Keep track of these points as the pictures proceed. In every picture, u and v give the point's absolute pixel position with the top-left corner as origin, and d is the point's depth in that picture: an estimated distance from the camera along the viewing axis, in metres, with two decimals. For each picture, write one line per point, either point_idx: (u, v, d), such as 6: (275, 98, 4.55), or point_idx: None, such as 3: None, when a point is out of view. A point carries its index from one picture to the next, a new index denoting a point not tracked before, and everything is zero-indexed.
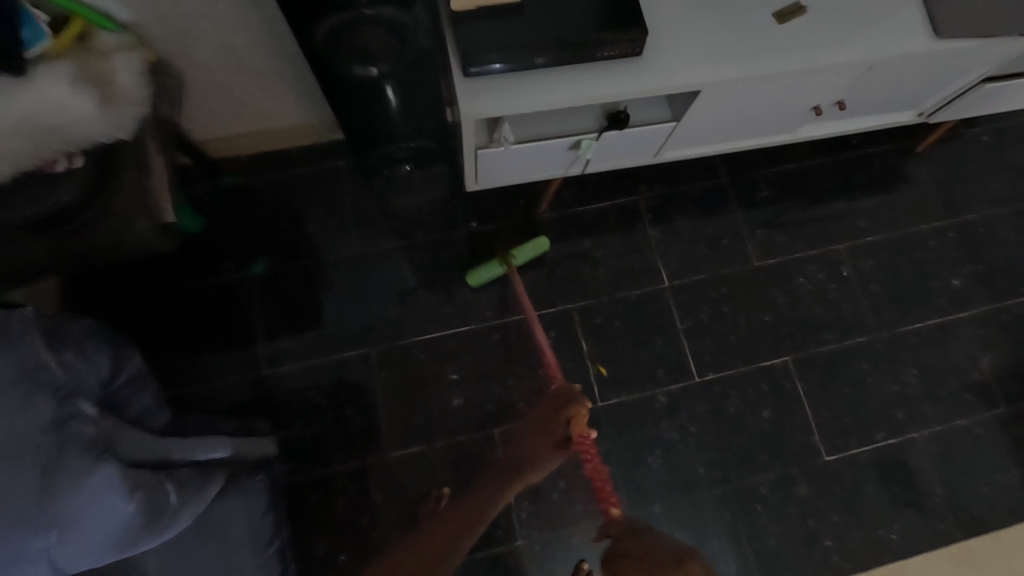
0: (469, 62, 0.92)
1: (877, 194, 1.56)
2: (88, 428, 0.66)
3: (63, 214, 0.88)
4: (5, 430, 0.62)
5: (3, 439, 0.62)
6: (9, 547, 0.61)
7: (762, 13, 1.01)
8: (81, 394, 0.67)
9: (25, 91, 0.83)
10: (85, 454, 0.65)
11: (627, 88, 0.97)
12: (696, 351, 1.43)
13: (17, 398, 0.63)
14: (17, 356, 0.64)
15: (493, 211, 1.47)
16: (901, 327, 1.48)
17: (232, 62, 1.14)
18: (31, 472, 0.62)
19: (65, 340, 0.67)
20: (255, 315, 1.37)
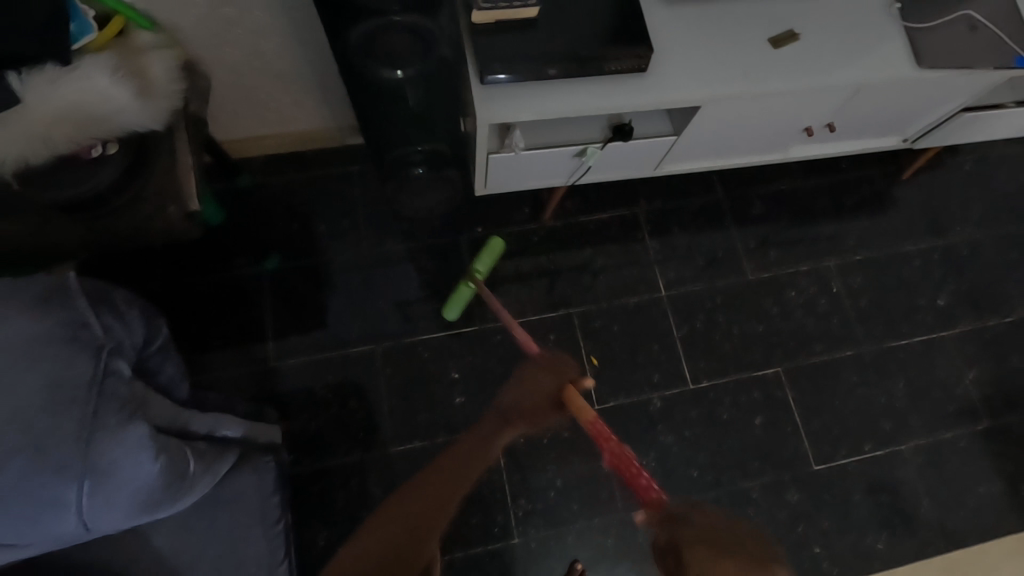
0: (487, 71, 0.98)
1: (865, 214, 1.64)
2: (122, 387, 0.70)
3: (98, 199, 0.95)
4: (46, 382, 0.65)
5: (42, 392, 0.65)
6: (41, 496, 0.64)
7: (758, 38, 1.09)
8: (120, 355, 0.72)
9: (70, 78, 0.87)
10: (119, 413, 0.68)
11: (631, 101, 1.04)
12: (691, 358, 1.48)
13: (59, 354, 0.67)
14: (64, 315, 0.68)
15: (499, 217, 1.53)
16: (888, 342, 1.54)
17: (259, 64, 1.20)
18: (67, 427, 0.65)
19: (106, 305, 0.72)
20: (264, 310, 1.41)
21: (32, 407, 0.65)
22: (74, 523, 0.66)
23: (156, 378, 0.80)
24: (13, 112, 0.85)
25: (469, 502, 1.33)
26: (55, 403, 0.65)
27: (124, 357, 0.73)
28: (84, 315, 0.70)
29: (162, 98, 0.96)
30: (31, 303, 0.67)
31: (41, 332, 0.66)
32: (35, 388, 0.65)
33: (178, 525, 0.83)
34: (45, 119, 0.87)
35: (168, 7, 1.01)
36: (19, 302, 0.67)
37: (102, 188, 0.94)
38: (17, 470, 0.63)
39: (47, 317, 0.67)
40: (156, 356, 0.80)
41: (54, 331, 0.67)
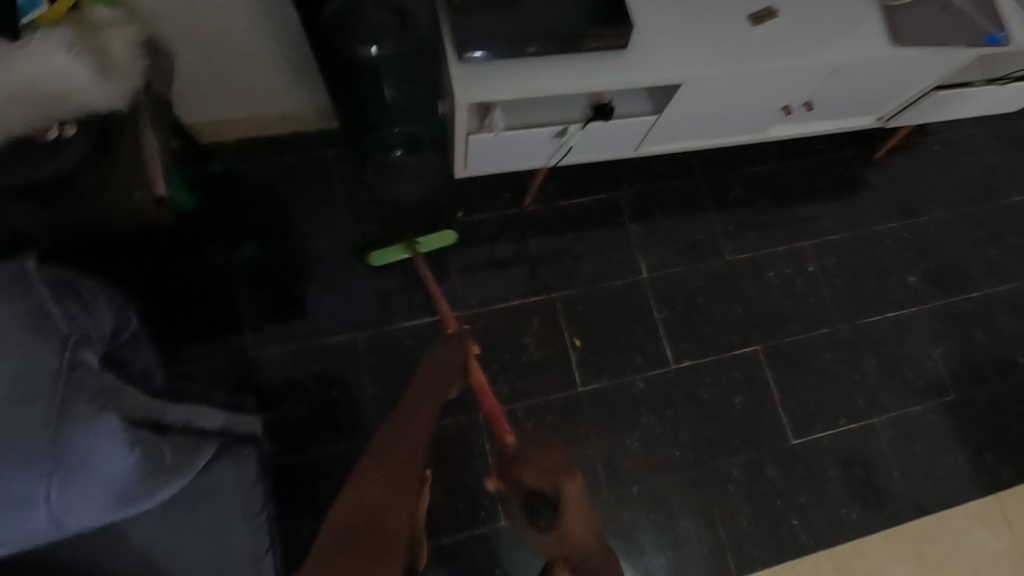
0: (466, 48, 0.95)
1: (841, 195, 1.66)
2: (92, 378, 0.67)
3: (59, 184, 0.89)
4: (9, 374, 0.62)
5: (5, 384, 0.62)
6: (11, 492, 0.61)
7: (739, 16, 1.08)
8: (87, 345, 0.68)
9: (21, 56, 0.84)
10: (89, 404, 0.65)
11: (613, 79, 1.02)
12: (672, 340, 1.50)
13: (22, 345, 0.63)
14: (23, 303, 0.65)
15: (480, 202, 1.51)
16: (862, 320, 1.58)
17: (227, 43, 1.15)
18: (35, 421, 0.62)
19: (73, 292, 0.69)
20: (242, 299, 1.37)
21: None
22: (45, 519, 0.63)
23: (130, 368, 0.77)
24: None
25: (455, 488, 1.32)
26: (19, 394, 0.62)
27: (93, 345, 0.69)
28: (46, 301, 0.66)
29: (123, 76, 0.91)
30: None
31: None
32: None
33: (158, 518, 0.81)
34: None
35: None
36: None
37: (62, 172, 0.89)
38: None
39: (5, 306, 0.64)
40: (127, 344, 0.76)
41: (17, 318, 0.64)
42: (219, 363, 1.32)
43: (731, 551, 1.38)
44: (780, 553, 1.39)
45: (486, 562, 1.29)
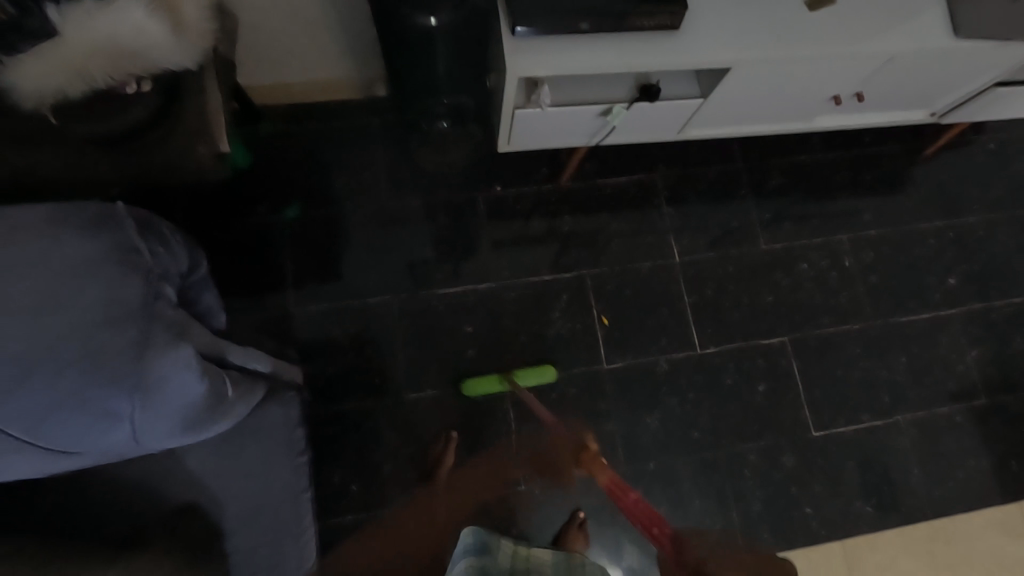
0: (518, 21, 0.96)
1: (882, 190, 1.63)
2: (169, 310, 0.73)
3: (131, 132, 0.96)
4: (101, 299, 0.69)
5: (97, 307, 0.68)
6: (99, 405, 0.68)
7: (794, 1, 1.07)
8: (165, 279, 0.75)
9: (105, 11, 0.88)
10: (168, 333, 0.71)
11: (662, 59, 1.03)
12: (699, 324, 1.51)
13: (113, 275, 0.70)
14: (114, 237, 0.71)
15: (517, 177, 1.53)
16: (894, 317, 1.56)
17: (284, 8, 1.19)
18: (122, 343, 0.68)
19: (153, 232, 0.76)
20: (285, 258, 1.44)
21: (85, 322, 0.68)
22: (126, 433, 0.70)
23: (195, 307, 0.84)
24: (50, 44, 0.88)
25: (478, 452, 1.39)
26: (108, 319, 0.68)
27: (169, 281, 0.76)
28: (131, 238, 0.73)
29: (194, 34, 0.97)
30: (81, 224, 0.70)
31: (94, 252, 0.70)
32: (92, 305, 0.68)
33: (208, 451, 0.88)
34: (81, 53, 0.89)
35: None
36: (71, 223, 0.70)
37: (136, 121, 0.95)
38: (70, 380, 0.67)
39: (100, 239, 0.71)
40: (193, 284, 0.83)
41: (109, 250, 0.70)
42: (262, 318, 1.40)
43: (742, 532, 1.41)
44: (791, 539, 1.42)
45: (503, 522, 1.36)
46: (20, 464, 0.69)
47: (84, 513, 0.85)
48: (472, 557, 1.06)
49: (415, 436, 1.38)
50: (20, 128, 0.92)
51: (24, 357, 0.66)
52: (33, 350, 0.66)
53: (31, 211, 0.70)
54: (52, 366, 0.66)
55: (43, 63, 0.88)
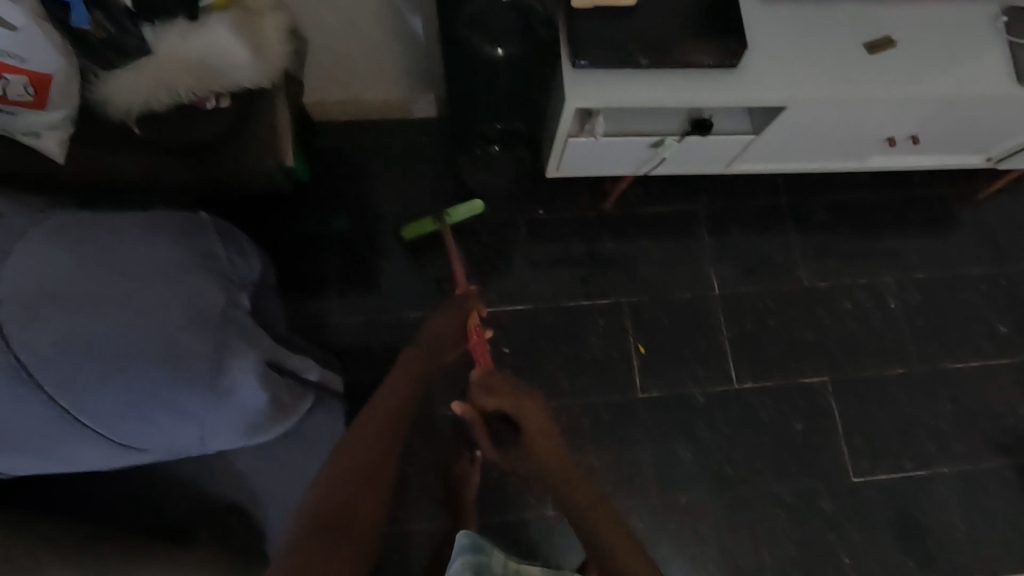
0: (580, 54, 0.99)
1: (931, 232, 1.60)
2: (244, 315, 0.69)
3: (206, 144, 1.02)
4: (179, 299, 0.65)
5: (173, 307, 0.64)
6: (173, 407, 0.63)
7: (853, 44, 1.08)
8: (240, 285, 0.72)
9: (197, 34, 0.95)
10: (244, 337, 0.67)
11: (717, 96, 1.04)
12: (738, 358, 1.49)
13: (193, 276, 0.67)
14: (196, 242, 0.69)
15: (560, 201, 1.55)
16: (941, 363, 1.52)
17: (353, 33, 1.26)
18: (199, 345, 0.64)
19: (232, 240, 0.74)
20: (331, 268, 1.48)
21: (169, 322, 0.63)
22: (195, 434, 0.66)
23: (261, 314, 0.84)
24: (145, 62, 0.95)
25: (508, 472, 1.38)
26: (192, 321, 0.64)
27: (246, 288, 0.73)
28: (215, 245, 0.71)
29: (274, 58, 1.02)
30: (175, 232, 0.68)
31: (174, 256, 0.66)
32: (169, 304, 0.64)
33: (255, 460, 0.88)
34: (171, 71, 0.95)
35: None
36: (164, 230, 0.68)
37: (210, 135, 1.01)
38: (150, 380, 0.62)
39: (184, 244, 0.68)
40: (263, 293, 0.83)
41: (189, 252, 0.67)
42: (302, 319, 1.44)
43: None
44: None
45: (530, 545, 1.35)
46: (88, 460, 0.65)
47: (135, 507, 0.86)
48: (469, 555, 0.96)
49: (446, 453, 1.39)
50: (106, 132, 0.98)
51: (97, 353, 0.61)
52: (105, 347, 0.61)
53: (127, 215, 0.68)
54: (133, 364, 0.62)
55: (136, 77, 0.95)
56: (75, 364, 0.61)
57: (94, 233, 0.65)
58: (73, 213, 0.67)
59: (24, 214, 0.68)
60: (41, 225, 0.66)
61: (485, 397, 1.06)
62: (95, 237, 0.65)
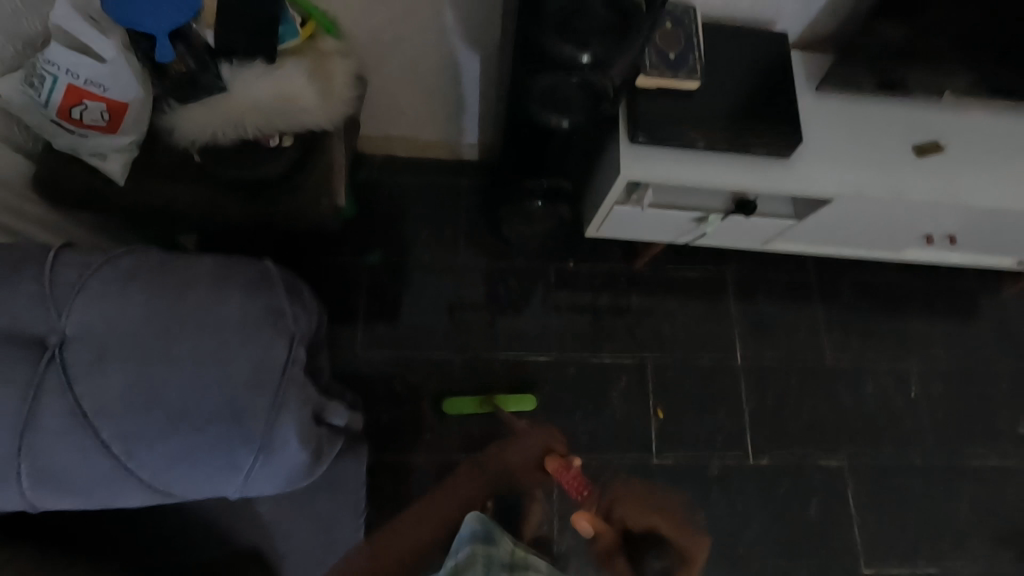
0: (639, 131, 1.01)
1: (955, 323, 1.61)
2: (300, 376, 0.68)
3: (265, 183, 1.03)
4: (243, 356, 0.65)
5: (238, 362, 0.64)
6: (222, 457, 0.64)
7: (902, 146, 1.10)
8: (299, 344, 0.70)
9: (272, 77, 0.98)
10: (297, 399, 0.67)
11: (766, 183, 1.07)
12: (757, 431, 1.48)
13: (258, 333, 0.66)
14: (265, 300, 0.68)
15: (591, 255, 1.56)
16: (959, 457, 1.50)
17: (414, 77, 1.29)
18: (254, 401, 0.64)
19: (297, 295, 0.73)
20: (360, 299, 1.46)
21: (235, 378, 0.64)
22: (236, 485, 0.65)
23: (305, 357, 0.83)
24: (218, 99, 0.97)
25: None
26: (256, 378, 0.65)
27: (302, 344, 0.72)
28: (280, 300, 0.70)
29: (338, 101, 1.06)
30: (245, 285, 0.68)
31: (244, 312, 0.66)
32: (234, 358, 0.64)
33: (279, 501, 0.87)
34: (241, 109, 0.98)
35: (359, 14, 1.11)
36: (234, 282, 0.68)
37: (270, 174, 1.03)
38: (211, 433, 0.63)
39: (255, 300, 0.68)
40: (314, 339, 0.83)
41: (260, 310, 0.67)
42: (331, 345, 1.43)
43: None
44: None
45: None
46: (129, 499, 0.64)
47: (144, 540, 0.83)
48: (480, 544, 0.87)
49: None
50: (169, 160, 1.01)
51: (162, 399, 0.62)
52: (170, 394, 0.62)
53: (199, 263, 0.69)
54: (195, 418, 0.62)
55: (208, 112, 0.97)
56: (138, 412, 0.61)
57: (169, 281, 0.66)
58: (147, 257, 0.68)
59: (96, 250, 0.68)
60: (116, 266, 0.67)
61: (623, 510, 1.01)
62: (170, 285, 0.66)
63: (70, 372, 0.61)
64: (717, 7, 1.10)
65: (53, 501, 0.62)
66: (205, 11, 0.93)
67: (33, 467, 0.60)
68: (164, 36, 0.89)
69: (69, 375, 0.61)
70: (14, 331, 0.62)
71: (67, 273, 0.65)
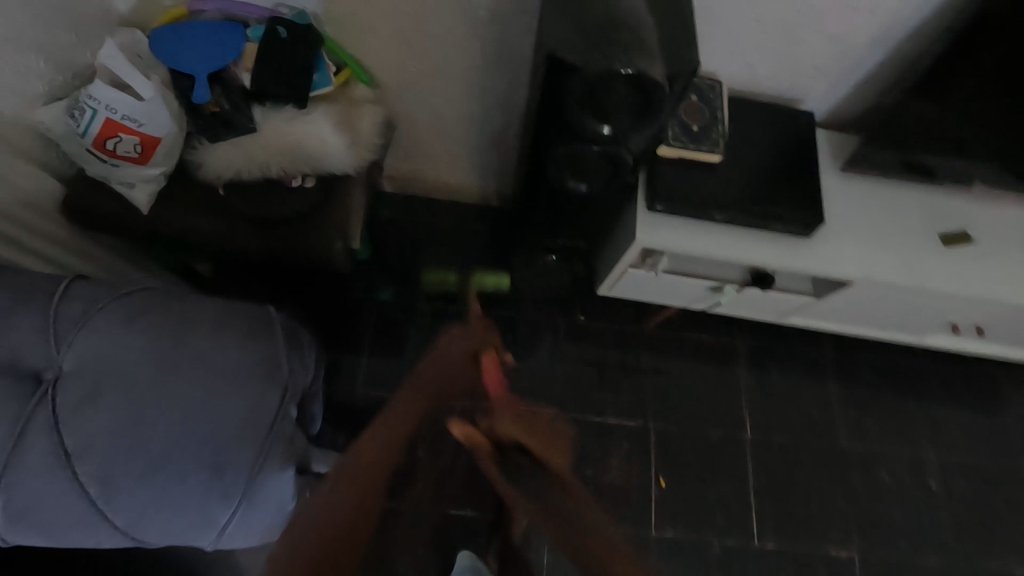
0: (656, 199, 1.01)
1: (979, 413, 1.53)
2: (289, 432, 0.67)
3: (285, 220, 1.03)
4: (234, 409, 0.64)
5: (229, 415, 0.63)
6: (198, 512, 0.62)
7: (928, 234, 1.08)
8: (292, 398, 0.69)
9: (301, 121, 1.01)
10: (283, 456, 0.66)
11: (786, 260, 1.04)
12: (762, 512, 1.41)
13: (254, 386, 0.66)
14: (263, 351, 0.68)
15: (603, 310, 1.54)
16: (981, 561, 1.40)
17: (441, 126, 1.32)
18: (239, 457, 0.63)
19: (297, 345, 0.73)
20: (365, 335, 1.43)
21: (221, 432, 0.63)
22: (209, 540, 0.63)
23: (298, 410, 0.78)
24: (247, 139, 1.00)
25: None
26: (242, 434, 0.63)
27: (297, 398, 0.71)
28: (278, 351, 0.69)
29: (364, 149, 1.09)
30: (244, 335, 0.68)
31: (241, 364, 0.66)
32: (225, 410, 0.64)
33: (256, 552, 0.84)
34: (268, 150, 1.00)
35: (392, 66, 1.15)
36: (234, 330, 0.68)
37: (290, 212, 1.03)
38: (188, 490, 0.61)
39: (252, 351, 0.67)
40: (310, 393, 0.78)
41: (257, 363, 0.67)
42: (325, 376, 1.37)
43: None
44: None
45: None
46: (97, 545, 0.62)
47: None
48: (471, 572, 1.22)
49: (442, 554, 1.32)
50: (193, 191, 1.02)
51: (149, 447, 0.61)
52: (155, 443, 0.61)
53: (202, 306, 0.69)
54: (177, 471, 0.61)
55: (236, 150, 1.00)
56: (121, 458, 0.60)
57: (169, 324, 0.66)
58: (154, 297, 0.69)
59: (107, 285, 0.69)
60: (122, 305, 0.67)
61: (503, 416, 0.72)
62: (170, 329, 0.65)
63: (59, 411, 0.61)
64: (743, 83, 1.11)
65: (21, 540, 0.60)
66: (245, 56, 0.99)
67: (7, 507, 0.58)
68: (203, 79, 0.96)
69: (59, 414, 0.60)
70: (9, 363, 0.62)
71: (73, 307, 0.65)
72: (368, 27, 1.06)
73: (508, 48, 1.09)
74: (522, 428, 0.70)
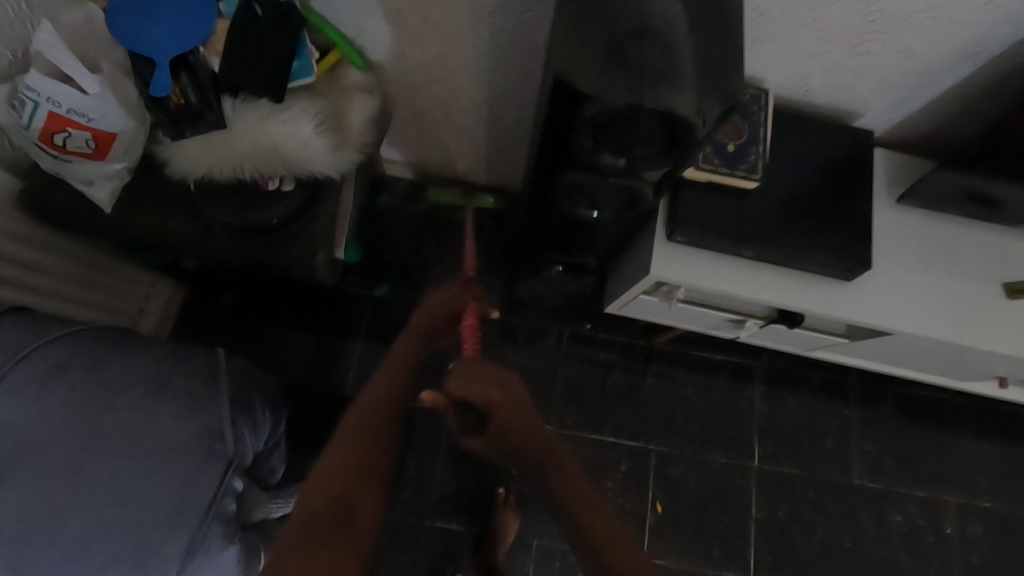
0: (678, 229, 0.88)
1: (1009, 457, 1.41)
2: (231, 506, 0.66)
3: (264, 227, 0.93)
4: (167, 493, 0.62)
5: (160, 500, 0.61)
6: None
7: (991, 282, 0.93)
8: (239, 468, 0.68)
9: (278, 119, 0.89)
10: (223, 535, 0.64)
11: (823, 306, 0.91)
12: (762, 546, 1.34)
13: (191, 466, 0.63)
14: (201, 421, 0.65)
15: (611, 321, 1.44)
16: None
17: (446, 115, 1.17)
18: (171, 543, 0.61)
19: (245, 411, 0.70)
20: (357, 335, 1.33)
21: (150, 518, 0.60)
22: None
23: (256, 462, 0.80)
24: (217, 135, 0.88)
25: None
26: (171, 519, 0.61)
27: (242, 466, 0.69)
28: (220, 420, 0.66)
29: (350, 148, 0.95)
30: (179, 402, 0.65)
31: (175, 441, 0.64)
32: (158, 493, 0.61)
33: None
34: (241, 150, 0.88)
35: (387, 49, 1.00)
36: (169, 398, 0.65)
37: (270, 220, 0.92)
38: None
39: (188, 424, 0.65)
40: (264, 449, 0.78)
41: (193, 440, 0.64)
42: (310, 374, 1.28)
43: None
44: None
45: None
46: None
47: None
48: None
49: (422, 568, 1.27)
50: (159, 194, 0.93)
51: (76, 529, 0.59)
52: (82, 525, 0.59)
53: (138, 365, 0.66)
54: (101, 556, 0.59)
55: (204, 147, 0.88)
56: (42, 540, 0.58)
57: (103, 394, 0.64)
58: (91, 359, 0.66)
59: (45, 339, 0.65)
60: (58, 368, 0.64)
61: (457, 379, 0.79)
62: (103, 399, 0.64)
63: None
64: (794, 94, 0.95)
65: None
66: (216, 37, 0.85)
67: None
68: (164, 65, 0.81)
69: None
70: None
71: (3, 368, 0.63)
72: (358, 4, 0.91)
73: (521, 37, 0.93)
74: (472, 383, 0.79)
